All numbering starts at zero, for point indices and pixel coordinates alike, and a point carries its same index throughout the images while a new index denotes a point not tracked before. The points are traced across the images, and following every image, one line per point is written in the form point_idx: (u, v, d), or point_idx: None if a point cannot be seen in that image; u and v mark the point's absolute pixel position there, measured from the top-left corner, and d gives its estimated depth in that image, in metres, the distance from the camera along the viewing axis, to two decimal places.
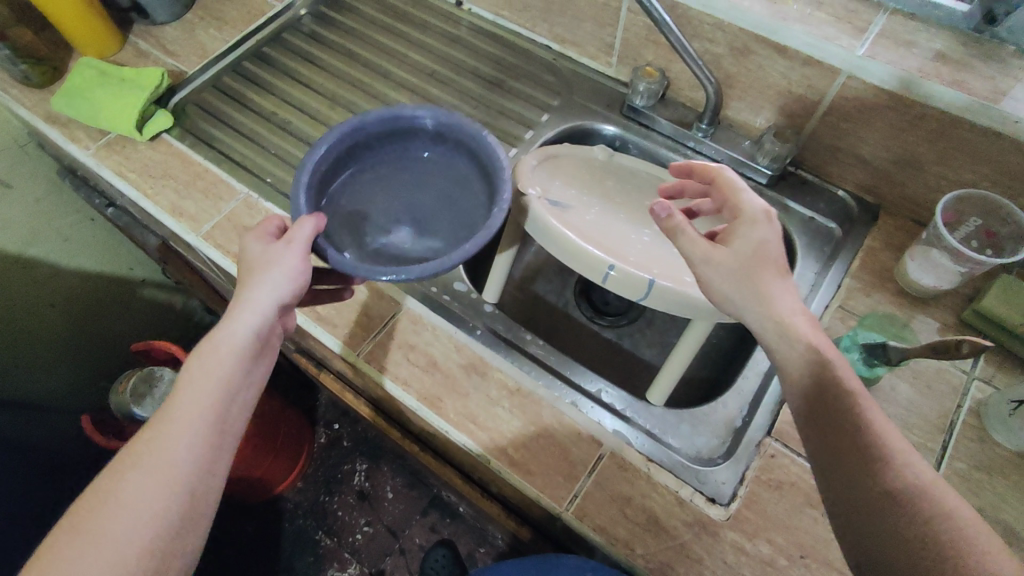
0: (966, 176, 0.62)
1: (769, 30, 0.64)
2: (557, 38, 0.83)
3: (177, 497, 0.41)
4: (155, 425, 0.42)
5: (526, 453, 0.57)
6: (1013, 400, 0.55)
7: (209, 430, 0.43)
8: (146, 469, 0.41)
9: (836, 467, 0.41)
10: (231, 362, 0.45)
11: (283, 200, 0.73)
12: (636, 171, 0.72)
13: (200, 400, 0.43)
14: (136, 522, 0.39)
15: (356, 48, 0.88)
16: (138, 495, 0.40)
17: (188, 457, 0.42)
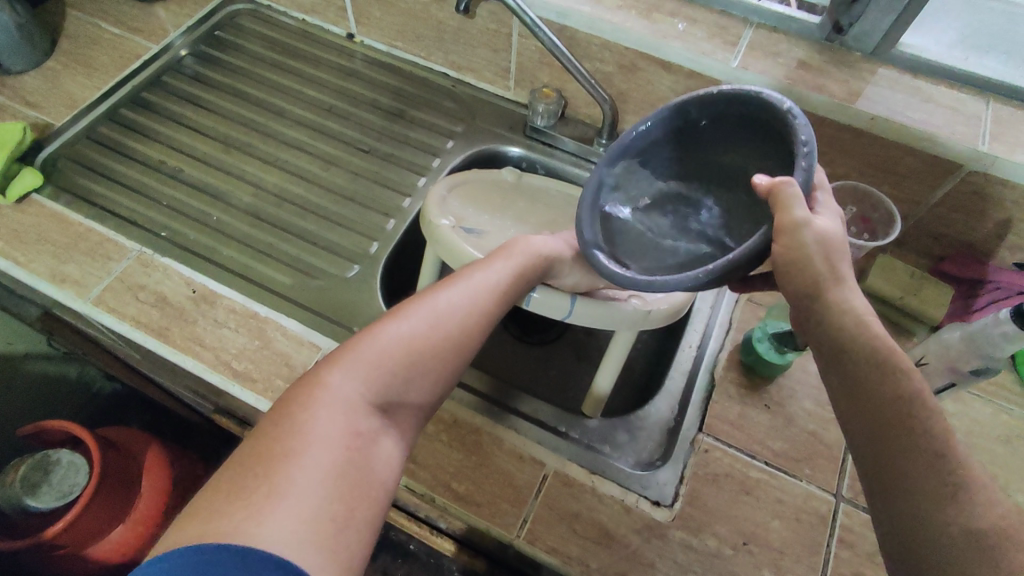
0: (838, 170, 0.68)
1: (652, 47, 0.68)
2: (453, 65, 0.84)
3: (472, 341, 0.49)
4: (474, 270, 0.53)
5: (471, 485, 0.56)
6: None
7: (499, 296, 0.53)
8: (465, 297, 0.50)
9: (898, 483, 0.37)
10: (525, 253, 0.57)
11: (181, 254, 0.69)
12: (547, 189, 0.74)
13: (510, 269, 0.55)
14: (448, 338, 0.48)
15: (246, 88, 0.85)
16: (456, 315, 0.49)
17: (486, 307, 0.51)
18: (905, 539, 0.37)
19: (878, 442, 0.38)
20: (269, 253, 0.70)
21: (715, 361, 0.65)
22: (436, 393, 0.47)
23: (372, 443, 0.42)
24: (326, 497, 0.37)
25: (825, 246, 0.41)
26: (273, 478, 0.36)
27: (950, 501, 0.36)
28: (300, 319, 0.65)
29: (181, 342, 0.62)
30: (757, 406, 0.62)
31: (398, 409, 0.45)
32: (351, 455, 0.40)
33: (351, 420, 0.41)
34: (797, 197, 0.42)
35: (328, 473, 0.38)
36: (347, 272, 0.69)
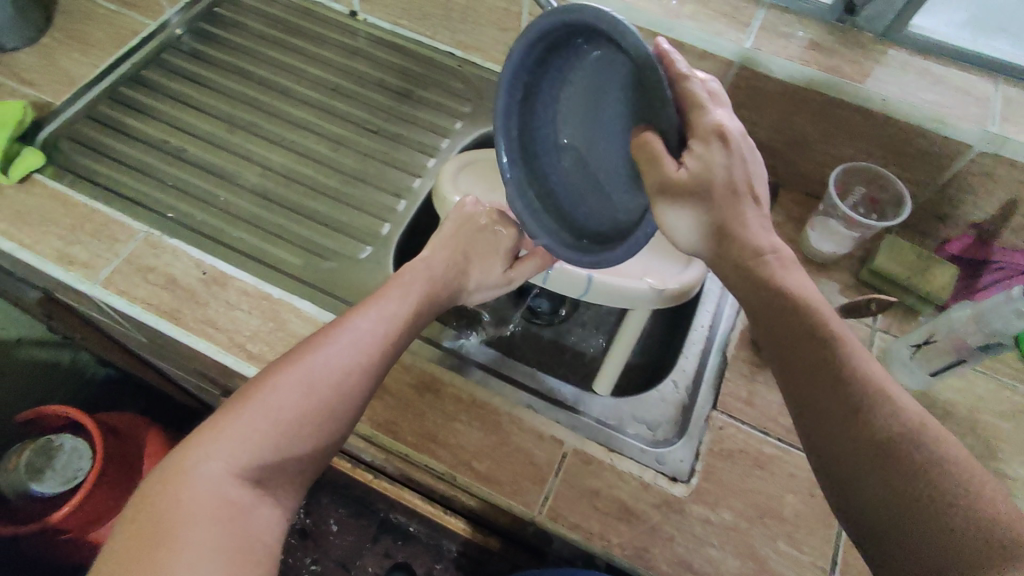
0: (845, 151, 0.69)
1: (664, 27, 0.68)
2: (460, 44, 0.83)
3: (354, 390, 0.50)
4: (355, 321, 0.53)
5: (492, 463, 0.57)
6: (912, 344, 0.62)
7: (380, 342, 0.53)
8: (344, 348, 0.51)
9: (830, 438, 0.41)
10: (406, 292, 0.58)
11: (189, 234, 0.68)
12: None
13: (395, 315, 0.55)
14: (323, 396, 0.49)
15: (248, 66, 0.83)
16: (335, 365, 0.50)
17: (365, 355, 0.51)
18: (854, 493, 0.41)
19: (818, 398, 0.42)
20: (279, 234, 0.69)
21: (728, 340, 0.66)
22: (325, 444, 0.49)
23: (246, 513, 0.43)
24: (206, 569, 0.39)
25: (681, 198, 0.45)
26: (147, 563, 0.38)
27: (885, 446, 0.39)
28: (314, 301, 0.64)
29: (194, 324, 0.62)
30: (769, 383, 0.63)
31: (274, 471, 0.46)
32: (225, 523, 0.42)
33: (223, 491, 0.43)
34: (661, 157, 0.44)
35: (205, 547, 0.40)
36: (359, 254, 0.69)
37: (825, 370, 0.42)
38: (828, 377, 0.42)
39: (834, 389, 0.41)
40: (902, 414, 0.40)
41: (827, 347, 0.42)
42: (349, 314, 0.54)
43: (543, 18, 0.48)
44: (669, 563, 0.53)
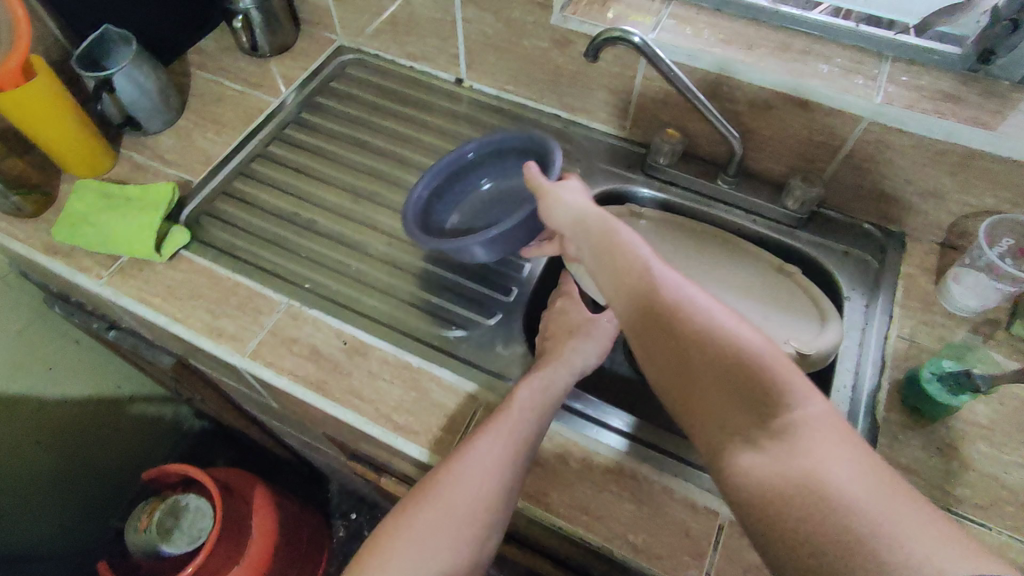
0: (986, 201, 0.67)
1: (789, 86, 0.68)
2: (567, 106, 0.85)
3: (483, 510, 0.50)
4: (484, 437, 0.54)
5: (647, 536, 0.55)
6: None
7: (505, 459, 0.52)
8: (482, 461, 0.52)
9: (706, 416, 0.44)
10: (525, 396, 0.57)
11: (326, 303, 0.70)
12: (667, 220, 0.78)
13: (522, 424, 0.55)
14: (455, 518, 0.50)
15: (364, 136, 0.86)
16: (476, 481, 0.51)
17: (492, 474, 0.52)
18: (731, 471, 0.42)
19: (682, 376, 0.45)
20: (409, 300, 0.71)
21: (876, 401, 0.63)
22: (477, 560, 0.50)
23: None
24: None
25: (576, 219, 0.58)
26: None
27: (759, 417, 0.42)
28: (451, 367, 0.65)
29: (339, 395, 0.63)
30: (928, 448, 0.60)
31: None
32: None
33: None
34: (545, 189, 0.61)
35: None
36: (488, 319, 0.69)
37: (686, 352, 0.45)
38: (688, 360, 0.45)
39: (708, 386, 0.44)
40: (768, 383, 0.43)
41: (673, 325, 0.47)
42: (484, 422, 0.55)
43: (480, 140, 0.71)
44: None
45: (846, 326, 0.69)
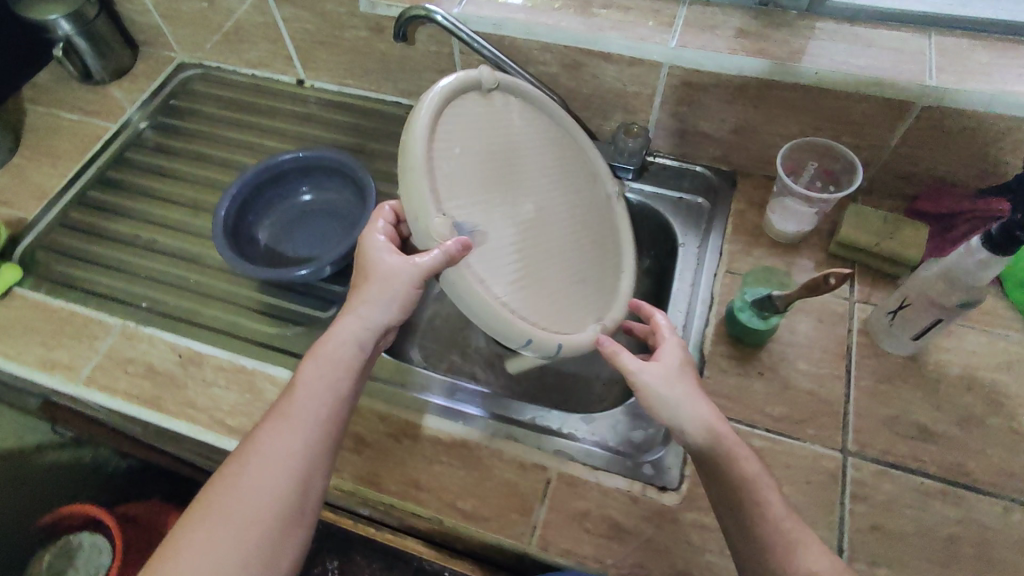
0: (793, 128, 0.68)
1: (590, 41, 0.67)
2: (404, 92, 0.85)
3: (264, 507, 0.45)
4: (268, 429, 0.48)
5: (476, 501, 0.56)
6: (889, 312, 0.61)
7: (285, 445, 0.47)
8: (281, 439, 0.47)
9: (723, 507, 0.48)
10: (313, 371, 0.50)
11: (163, 320, 0.69)
12: (528, 137, 0.61)
13: (308, 406, 0.49)
14: (241, 525, 0.44)
15: (205, 149, 0.85)
16: (277, 459, 0.46)
17: (269, 463, 0.46)
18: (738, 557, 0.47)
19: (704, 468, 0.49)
20: (248, 305, 0.71)
21: (703, 339, 0.64)
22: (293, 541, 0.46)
23: None
24: None
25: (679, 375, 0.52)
26: None
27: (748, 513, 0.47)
28: (287, 365, 0.65)
29: (174, 408, 0.63)
30: (750, 375, 0.61)
31: None
32: None
33: None
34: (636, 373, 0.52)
35: None
36: (325, 313, 0.69)
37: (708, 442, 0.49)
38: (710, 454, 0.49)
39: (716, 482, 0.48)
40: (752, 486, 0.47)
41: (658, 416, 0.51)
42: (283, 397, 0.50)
43: (284, 158, 0.72)
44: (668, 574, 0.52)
45: (678, 269, 0.70)
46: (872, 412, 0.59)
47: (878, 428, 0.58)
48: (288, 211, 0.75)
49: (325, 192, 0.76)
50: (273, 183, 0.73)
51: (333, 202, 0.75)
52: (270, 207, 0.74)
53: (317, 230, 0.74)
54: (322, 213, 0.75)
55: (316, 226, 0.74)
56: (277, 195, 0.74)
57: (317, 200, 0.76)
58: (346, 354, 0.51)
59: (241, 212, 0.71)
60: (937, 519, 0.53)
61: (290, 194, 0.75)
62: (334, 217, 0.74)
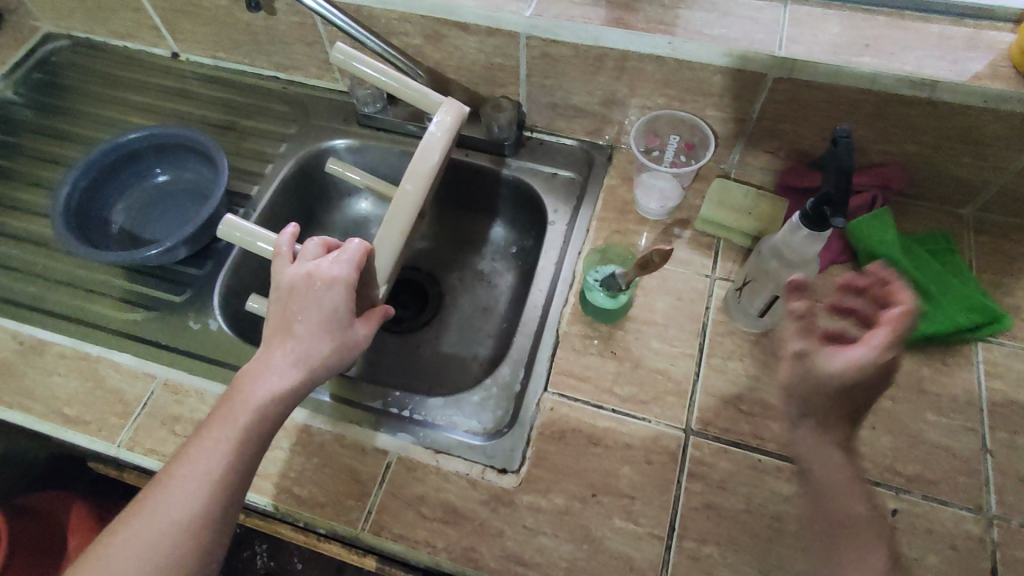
0: (657, 101, 0.67)
1: (446, 11, 0.65)
2: (280, 66, 0.82)
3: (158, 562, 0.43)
4: (175, 473, 0.45)
5: (313, 487, 0.55)
6: (737, 288, 0.62)
7: (204, 514, 0.44)
8: (190, 488, 0.45)
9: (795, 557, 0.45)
10: (238, 427, 0.46)
11: (7, 307, 0.66)
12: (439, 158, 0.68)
13: (213, 455, 0.45)
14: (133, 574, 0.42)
15: (71, 127, 0.82)
16: (179, 511, 0.44)
17: (183, 531, 0.44)
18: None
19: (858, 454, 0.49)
20: (101, 291, 0.68)
21: (560, 317, 0.63)
22: None
23: None
24: None
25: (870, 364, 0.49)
26: None
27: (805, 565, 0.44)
28: (134, 352, 0.63)
29: (11, 398, 0.60)
30: (603, 355, 0.61)
31: None
32: None
33: None
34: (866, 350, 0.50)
35: None
36: (179, 296, 0.68)
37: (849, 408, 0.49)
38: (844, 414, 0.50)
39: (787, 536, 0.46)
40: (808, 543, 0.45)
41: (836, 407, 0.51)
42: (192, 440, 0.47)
43: (135, 135, 0.69)
44: (499, 558, 0.52)
45: (544, 246, 0.69)
46: (720, 390, 0.58)
47: (724, 406, 0.57)
48: (145, 193, 0.73)
49: (186, 172, 0.74)
50: (124, 163, 0.71)
51: (194, 182, 0.74)
52: (123, 190, 0.72)
53: (176, 211, 0.72)
54: (182, 193, 0.73)
55: (176, 208, 0.73)
56: (130, 176, 0.72)
57: (179, 180, 0.74)
58: (272, 411, 0.47)
59: (92, 191, 0.68)
60: (769, 494, 0.53)
61: (144, 175, 0.73)
62: (194, 197, 0.73)
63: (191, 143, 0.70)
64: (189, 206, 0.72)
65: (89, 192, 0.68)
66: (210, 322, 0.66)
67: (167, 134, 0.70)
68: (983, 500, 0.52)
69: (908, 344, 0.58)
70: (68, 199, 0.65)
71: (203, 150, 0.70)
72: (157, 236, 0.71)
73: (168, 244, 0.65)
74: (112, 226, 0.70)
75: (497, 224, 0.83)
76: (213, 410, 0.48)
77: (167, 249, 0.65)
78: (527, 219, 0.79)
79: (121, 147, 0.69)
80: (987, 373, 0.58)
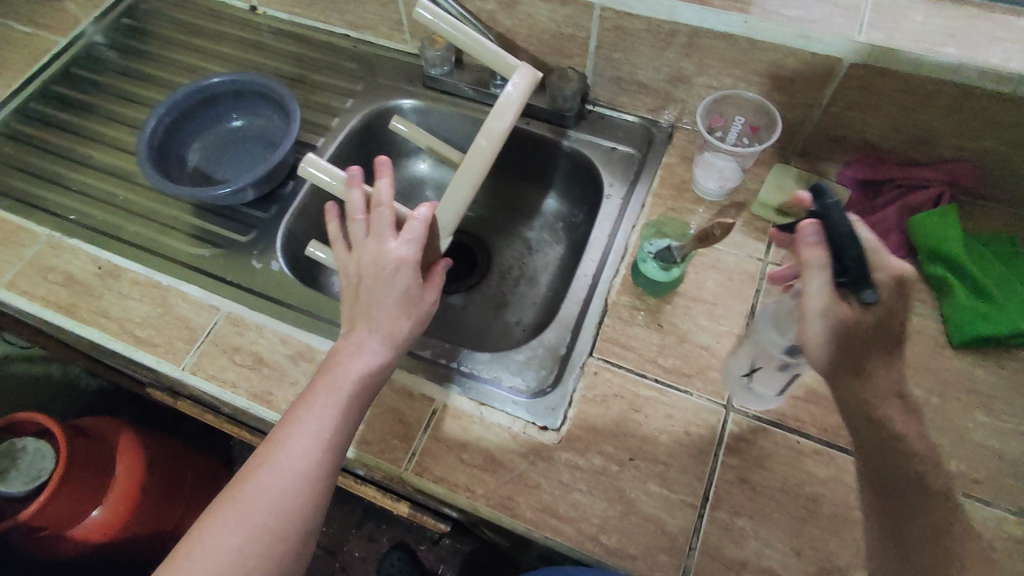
0: (725, 81, 0.66)
1: None
2: (351, 24, 0.84)
3: (279, 517, 0.44)
4: (285, 434, 0.47)
5: (361, 424, 0.58)
6: (744, 372, 0.55)
7: (320, 473, 0.46)
8: (302, 450, 0.46)
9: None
10: (344, 394, 0.48)
11: (88, 234, 0.70)
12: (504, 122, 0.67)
13: (322, 417, 0.47)
14: (256, 529, 0.44)
15: (152, 70, 0.85)
16: (294, 471, 0.45)
17: (300, 489, 0.45)
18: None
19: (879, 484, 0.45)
20: (173, 225, 0.72)
21: (610, 287, 0.64)
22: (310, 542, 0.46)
23: None
24: None
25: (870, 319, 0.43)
26: None
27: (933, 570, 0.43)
28: (201, 284, 0.67)
29: (88, 316, 0.65)
30: (649, 326, 0.62)
31: None
32: None
33: None
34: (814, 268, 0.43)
35: None
36: (245, 237, 0.71)
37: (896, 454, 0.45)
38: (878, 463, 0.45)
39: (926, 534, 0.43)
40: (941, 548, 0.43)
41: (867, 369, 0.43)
42: (299, 405, 0.48)
43: (217, 79, 0.72)
44: (534, 509, 0.53)
45: (599, 218, 0.70)
46: None
47: None
48: (219, 137, 0.76)
49: (259, 118, 0.77)
50: (203, 106, 0.74)
51: (265, 130, 0.76)
52: (200, 132, 0.75)
53: (247, 156, 0.76)
54: (253, 140, 0.76)
55: (247, 153, 0.76)
56: (207, 120, 0.75)
57: (252, 126, 0.77)
58: (373, 380, 0.49)
59: (173, 130, 0.72)
60: (805, 476, 0.54)
61: (220, 119, 0.76)
62: (265, 144, 0.76)
63: (268, 91, 0.73)
64: (259, 152, 0.75)
65: (169, 130, 0.71)
66: (272, 262, 0.69)
67: (246, 80, 0.72)
68: None
69: (962, 342, 0.57)
70: (152, 135, 0.69)
71: (279, 99, 0.73)
72: (227, 178, 0.74)
73: (240, 183, 0.68)
74: (187, 166, 0.74)
75: (551, 195, 0.84)
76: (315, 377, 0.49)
77: (237, 189, 0.68)
78: (581, 192, 0.79)
79: (202, 89, 0.72)
80: None
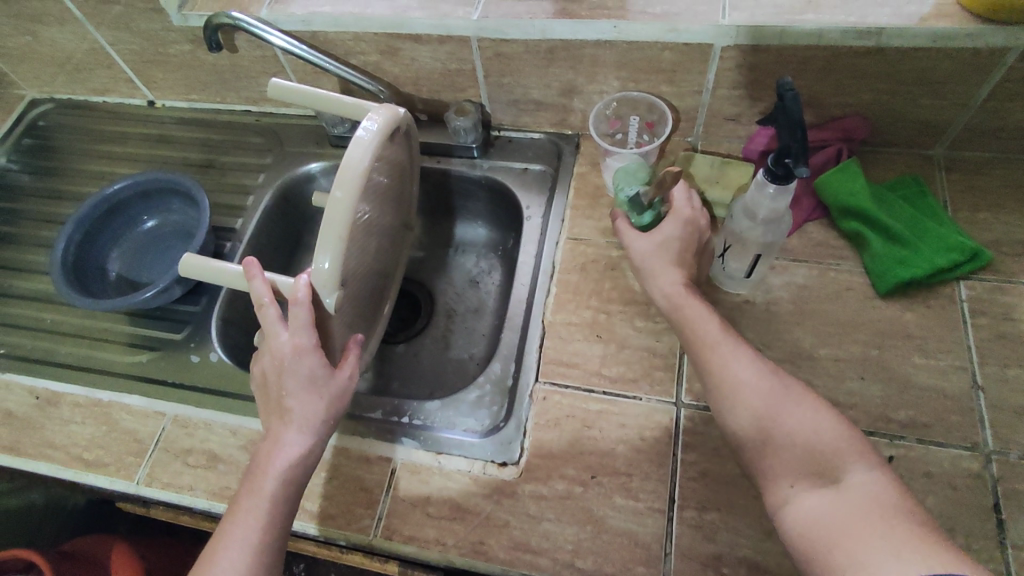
0: (613, 84, 0.67)
1: (397, 25, 0.66)
2: (250, 100, 0.84)
3: None
4: (215, 547, 0.47)
5: (324, 501, 0.57)
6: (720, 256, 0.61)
7: None
8: (231, 560, 0.46)
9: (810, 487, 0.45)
10: (266, 495, 0.48)
11: (21, 365, 0.70)
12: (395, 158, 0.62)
13: (247, 522, 0.48)
14: None
15: (63, 185, 0.85)
16: None
17: None
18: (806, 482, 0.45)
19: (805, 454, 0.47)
20: (106, 338, 0.71)
21: (544, 308, 0.65)
22: None
23: None
24: None
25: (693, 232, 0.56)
26: None
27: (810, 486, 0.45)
28: (142, 392, 0.66)
29: (32, 450, 0.63)
30: (590, 339, 0.62)
31: None
32: None
33: None
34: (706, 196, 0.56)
35: None
36: (180, 334, 0.70)
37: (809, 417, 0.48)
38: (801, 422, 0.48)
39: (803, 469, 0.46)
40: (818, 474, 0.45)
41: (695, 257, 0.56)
42: (227, 515, 0.49)
43: (119, 185, 0.72)
44: (507, 548, 0.53)
45: (523, 241, 0.70)
46: None
47: None
48: (136, 241, 0.76)
49: (173, 213, 0.77)
50: (111, 214, 0.74)
51: (181, 223, 0.76)
52: (116, 241, 0.75)
53: (167, 253, 0.75)
54: (171, 234, 0.76)
55: (168, 250, 0.75)
56: (120, 227, 0.75)
57: (168, 222, 0.77)
58: (293, 476, 0.49)
59: (86, 246, 0.71)
60: None
61: (133, 224, 0.76)
62: (184, 236, 0.76)
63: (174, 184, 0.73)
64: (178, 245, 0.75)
65: (82, 248, 0.71)
66: (211, 353, 0.68)
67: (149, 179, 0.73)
68: (979, 437, 0.52)
69: (886, 291, 0.58)
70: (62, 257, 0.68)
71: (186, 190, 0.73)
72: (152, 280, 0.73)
73: (162, 283, 0.67)
74: (109, 277, 0.73)
75: (480, 225, 0.84)
76: (240, 483, 0.50)
77: (161, 289, 0.67)
78: (506, 218, 0.80)
79: (107, 198, 0.72)
80: (972, 310, 0.58)
